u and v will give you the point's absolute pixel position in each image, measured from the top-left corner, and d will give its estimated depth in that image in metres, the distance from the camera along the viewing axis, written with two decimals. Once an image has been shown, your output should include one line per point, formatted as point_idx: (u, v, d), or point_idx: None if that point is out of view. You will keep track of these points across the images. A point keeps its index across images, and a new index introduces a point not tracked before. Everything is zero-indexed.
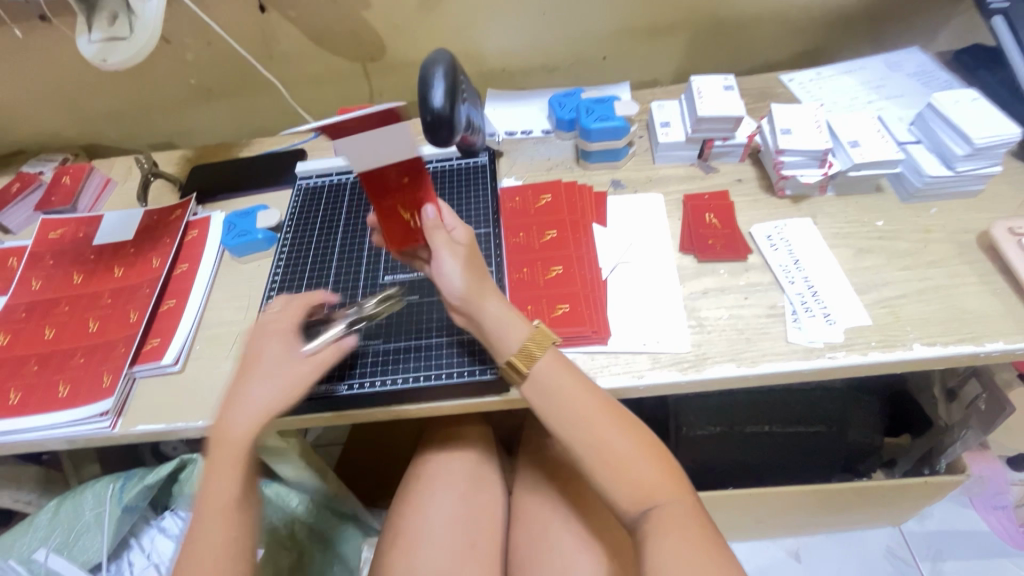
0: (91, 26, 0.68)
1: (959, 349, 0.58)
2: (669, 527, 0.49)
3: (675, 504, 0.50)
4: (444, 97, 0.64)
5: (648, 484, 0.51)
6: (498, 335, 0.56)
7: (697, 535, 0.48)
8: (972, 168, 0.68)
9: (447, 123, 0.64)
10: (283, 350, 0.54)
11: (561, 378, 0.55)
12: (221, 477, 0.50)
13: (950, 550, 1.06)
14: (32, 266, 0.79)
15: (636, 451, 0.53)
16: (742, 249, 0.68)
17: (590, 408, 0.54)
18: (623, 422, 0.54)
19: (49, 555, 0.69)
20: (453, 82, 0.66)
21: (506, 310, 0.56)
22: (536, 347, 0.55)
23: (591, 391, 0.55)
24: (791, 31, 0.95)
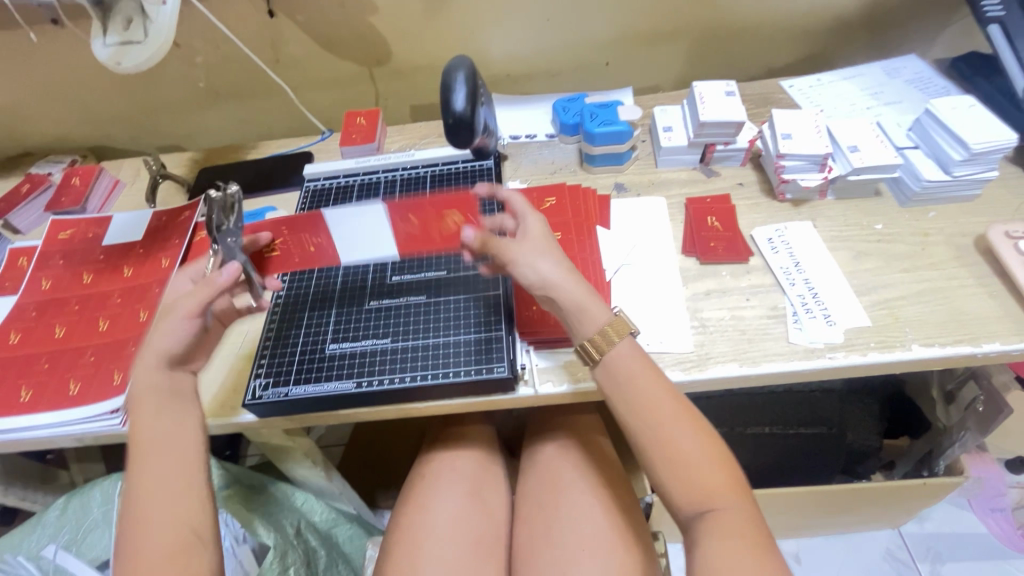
0: (107, 30, 0.69)
1: (957, 349, 0.59)
2: (729, 534, 0.47)
3: (735, 510, 0.48)
4: (466, 100, 0.66)
5: (708, 487, 0.49)
6: (576, 320, 0.56)
7: (753, 545, 0.47)
8: (969, 173, 0.69)
9: (470, 126, 0.66)
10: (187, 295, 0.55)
11: (633, 369, 0.54)
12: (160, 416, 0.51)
13: (949, 552, 1.06)
14: (42, 266, 0.80)
15: (702, 452, 0.50)
16: (743, 251, 0.70)
17: (657, 399, 0.52)
18: (692, 419, 0.52)
19: (57, 551, 0.68)
20: (475, 86, 0.68)
21: (585, 295, 0.56)
22: (615, 333, 0.55)
23: (661, 383, 0.54)
24: (791, 38, 0.97)
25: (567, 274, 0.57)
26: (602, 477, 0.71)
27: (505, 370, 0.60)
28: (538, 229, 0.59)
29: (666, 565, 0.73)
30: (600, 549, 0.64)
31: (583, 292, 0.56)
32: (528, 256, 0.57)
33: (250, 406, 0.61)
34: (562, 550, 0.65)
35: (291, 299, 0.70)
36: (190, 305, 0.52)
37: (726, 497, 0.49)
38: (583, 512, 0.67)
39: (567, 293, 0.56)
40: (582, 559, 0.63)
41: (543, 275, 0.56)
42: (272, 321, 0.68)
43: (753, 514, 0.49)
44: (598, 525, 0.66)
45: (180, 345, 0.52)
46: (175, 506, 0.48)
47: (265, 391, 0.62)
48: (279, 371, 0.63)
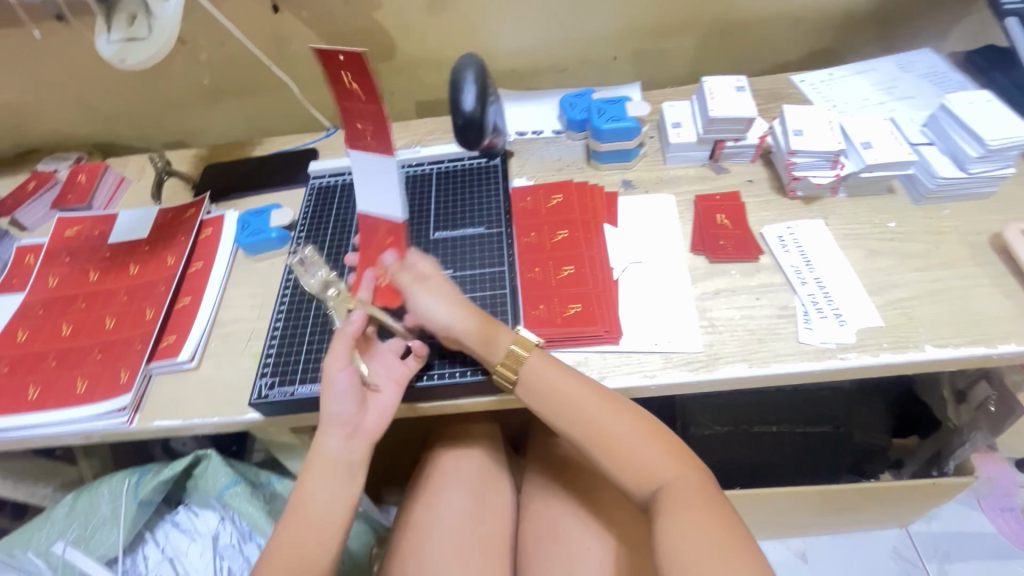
0: (110, 27, 0.68)
1: (971, 350, 0.58)
2: (676, 505, 0.50)
3: (682, 481, 0.52)
4: (478, 99, 0.69)
5: (649, 466, 0.53)
6: (481, 348, 0.58)
7: (704, 509, 0.49)
8: (985, 170, 0.68)
9: (480, 122, 0.70)
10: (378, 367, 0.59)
11: (549, 374, 0.57)
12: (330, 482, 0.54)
13: (957, 551, 1.06)
14: (49, 263, 0.80)
15: (639, 435, 0.54)
16: (754, 250, 0.68)
17: (581, 397, 0.56)
18: (622, 409, 0.56)
19: (66, 548, 0.71)
20: (488, 86, 0.71)
21: (480, 322, 0.59)
22: (522, 351, 0.58)
23: (582, 381, 0.57)
24: (802, 32, 0.95)
25: (459, 311, 0.59)
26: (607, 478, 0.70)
27: None
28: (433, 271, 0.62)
29: None
30: (605, 551, 0.64)
31: (480, 320, 0.59)
32: (417, 288, 0.60)
33: (257, 404, 0.61)
34: (563, 550, 0.65)
35: (297, 299, 0.70)
36: (337, 358, 0.55)
37: (668, 471, 0.52)
38: (589, 510, 0.67)
39: (467, 328, 0.58)
40: (587, 559, 0.63)
41: (433, 317, 0.59)
42: (278, 321, 0.68)
43: (700, 479, 0.52)
44: (602, 526, 0.66)
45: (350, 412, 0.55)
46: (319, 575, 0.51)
47: (271, 391, 0.62)
48: (285, 371, 0.63)
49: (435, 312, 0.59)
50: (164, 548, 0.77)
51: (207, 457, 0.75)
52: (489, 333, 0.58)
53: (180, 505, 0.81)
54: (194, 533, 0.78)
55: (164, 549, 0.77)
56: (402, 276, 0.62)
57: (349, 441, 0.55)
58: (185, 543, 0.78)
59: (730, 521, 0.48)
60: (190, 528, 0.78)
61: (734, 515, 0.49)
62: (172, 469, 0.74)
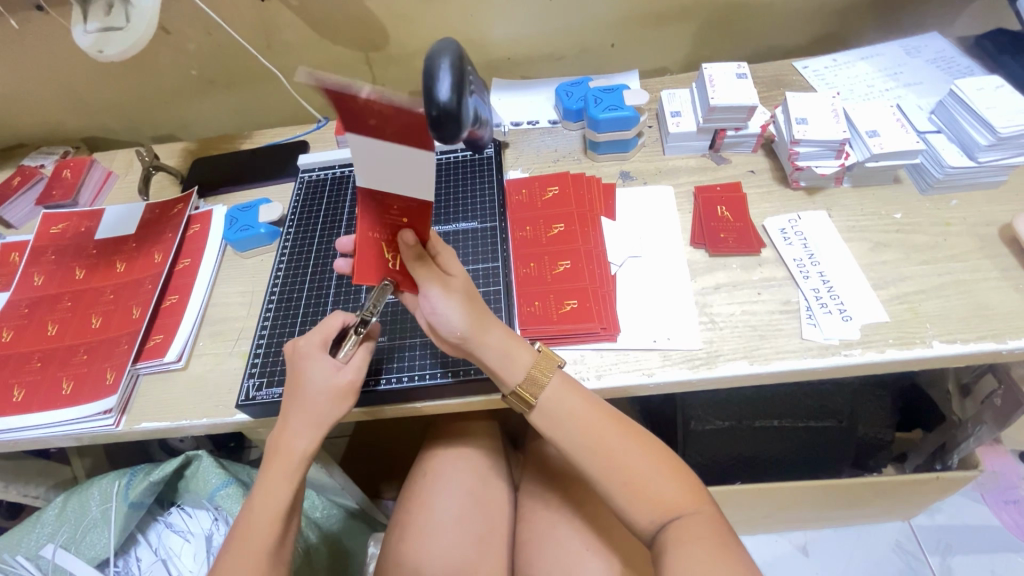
0: (87, 16, 0.66)
1: (980, 346, 0.56)
2: (692, 540, 0.48)
3: (697, 516, 0.50)
4: (452, 87, 0.38)
5: (667, 499, 0.51)
6: (502, 368, 0.54)
7: (718, 546, 0.48)
8: (995, 158, 0.65)
9: (460, 124, 0.39)
10: (329, 367, 0.53)
11: (572, 404, 0.54)
12: (266, 495, 0.52)
13: (960, 545, 1.04)
14: (34, 262, 0.78)
15: (657, 469, 0.52)
16: (756, 242, 0.67)
17: (602, 428, 0.54)
18: (638, 440, 0.54)
19: (57, 551, 0.71)
20: (464, 72, 0.41)
21: (508, 339, 0.55)
22: (542, 373, 0.55)
23: (603, 411, 0.55)
24: (806, 17, 0.92)
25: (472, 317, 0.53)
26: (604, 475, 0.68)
27: None
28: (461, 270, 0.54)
29: None
30: (604, 549, 0.63)
31: (508, 338, 0.55)
32: (452, 295, 0.52)
33: (243, 406, 0.59)
34: (560, 550, 0.64)
35: (284, 298, 0.68)
36: (315, 353, 0.54)
37: (684, 505, 0.51)
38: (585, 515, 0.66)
39: (489, 352, 0.54)
40: (587, 557, 0.62)
41: (453, 324, 0.53)
42: (265, 321, 0.66)
43: (713, 515, 0.51)
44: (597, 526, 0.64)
45: (312, 408, 0.53)
46: None
47: (259, 392, 0.60)
48: (272, 371, 0.61)
49: (454, 320, 0.53)
50: (157, 550, 0.76)
51: (199, 457, 0.75)
52: (483, 324, 0.54)
53: (173, 506, 0.80)
54: (185, 535, 0.77)
55: (156, 550, 0.76)
56: (423, 271, 0.51)
57: (312, 436, 0.53)
58: (177, 544, 0.77)
59: (743, 562, 0.47)
60: (182, 529, 0.77)
61: (744, 553, 0.48)
62: (164, 469, 0.73)
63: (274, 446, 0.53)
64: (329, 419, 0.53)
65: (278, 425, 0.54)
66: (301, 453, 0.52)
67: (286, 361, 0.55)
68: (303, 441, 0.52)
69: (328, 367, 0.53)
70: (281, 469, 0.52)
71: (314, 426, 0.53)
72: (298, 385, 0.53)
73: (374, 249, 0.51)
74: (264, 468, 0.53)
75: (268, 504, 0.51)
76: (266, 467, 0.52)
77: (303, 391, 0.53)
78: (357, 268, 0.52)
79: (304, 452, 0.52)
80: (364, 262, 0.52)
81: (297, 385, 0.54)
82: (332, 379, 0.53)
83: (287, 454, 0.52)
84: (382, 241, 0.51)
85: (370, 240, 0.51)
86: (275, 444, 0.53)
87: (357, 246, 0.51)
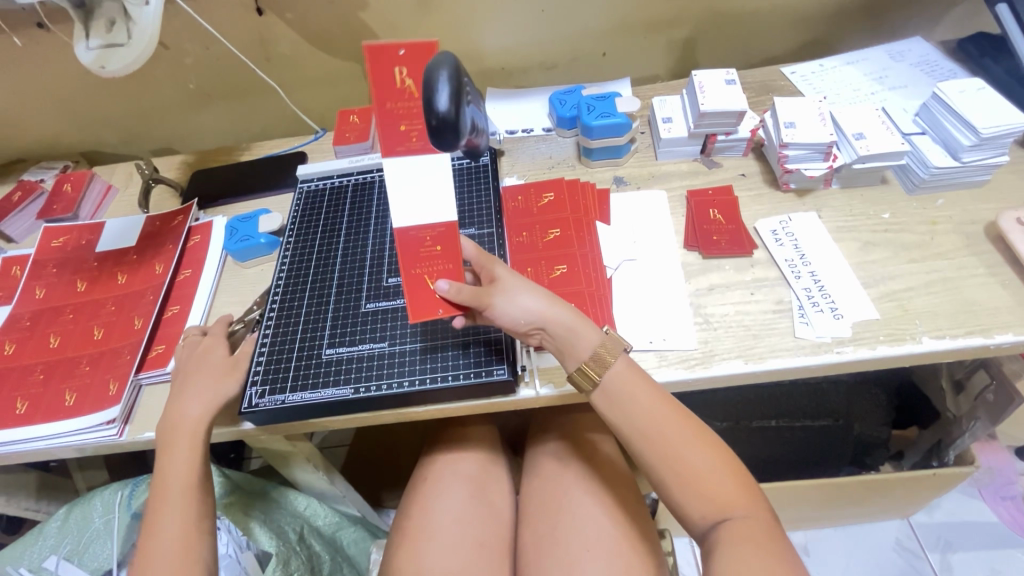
0: (89, 34, 0.68)
1: (968, 341, 0.57)
2: (743, 540, 0.47)
3: (749, 518, 0.49)
4: (451, 99, 0.44)
5: (720, 497, 0.49)
6: (569, 344, 0.55)
7: (769, 549, 0.47)
8: (978, 158, 0.67)
9: (457, 132, 0.45)
10: (218, 351, 0.63)
11: (632, 394, 0.54)
12: (176, 459, 0.56)
13: (958, 541, 1.05)
14: (35, 275, 0.78)
15: (713, 464, 0.51)
16: (747, 244, 0.68)
17: (661, 423, 0.52)
18: (699, 436, 0.52)
19: (60, 563, 0.71)
20: (461, 82, 0.46)
21: (575, 318, 0.56)
22: (609, 355, 0.54)
23: (664, 402, 0.53)
24: (792, 24, 0.95)
25: (546, 305, 0.55)
26: (605, 473, 0.69)
27: (505, 372, 0.59)
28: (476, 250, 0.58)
29: (673, 562, 0.76)
30: (607, 551, 0.62)
31: (574, 316, 0.56)
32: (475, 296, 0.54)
33: (246, 413, 0.59)
34: (571, 549, 0.63)
35: (285, 305, 0.69)
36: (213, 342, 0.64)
37: (737, 505, 0.49)
38: (589, 513, 0.65)
39: (560, 321, 0.55)
40: (587, 560, 0.61)
41: (520, 315, 0.55)
42: (266, 330, 0.66)
43: (765, 517, 0.49)
44: (603, 528, 0.64)
45: (203, 384, 0.59)
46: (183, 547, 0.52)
47: (261, 399, 0.60)
48: (274, 379, 0.62)
49: (531, 308, 0.55)
50: None
51: None
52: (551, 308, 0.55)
53: None
54: None
55: None
56: (464, 293, 0.54)
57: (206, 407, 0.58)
58: None
59: (792, 567, 0.46)
60: None
61: (795, 558, 0.47)
62: None
63: (167, 423, 0.57)
64: (226, 393, 0.59)
65: (173, 398, 0.59)
66: (194, 420, 0.57)
67: (180, 358, 0.63)
68: (195, 409, 0.57)
69: (220, 351, 0.63)
70: (182, 435, 0.56)
71: (206, 395, 0.58)
72: (195, 366, 0.61)
73: (424, 284, 0.56)
74: (163, 443, 0.57)
75: (182, 464, 0.55)
76: (165, 438, 0.56)
77: (199, 370, 0.61)
78: (411, 308, 0.55)
79: (195, 418, 0.57)
80: (420, 301, 0.56)
81: (191, 372, 0.61)
82: (221, 359, 0.62)
83: (181, 425, 0.57)
84: (426, 275, 0.56)
85: (416, 278, 0.56)
86: (167, 422, 0.57)
87: (405, 289, 0.56)
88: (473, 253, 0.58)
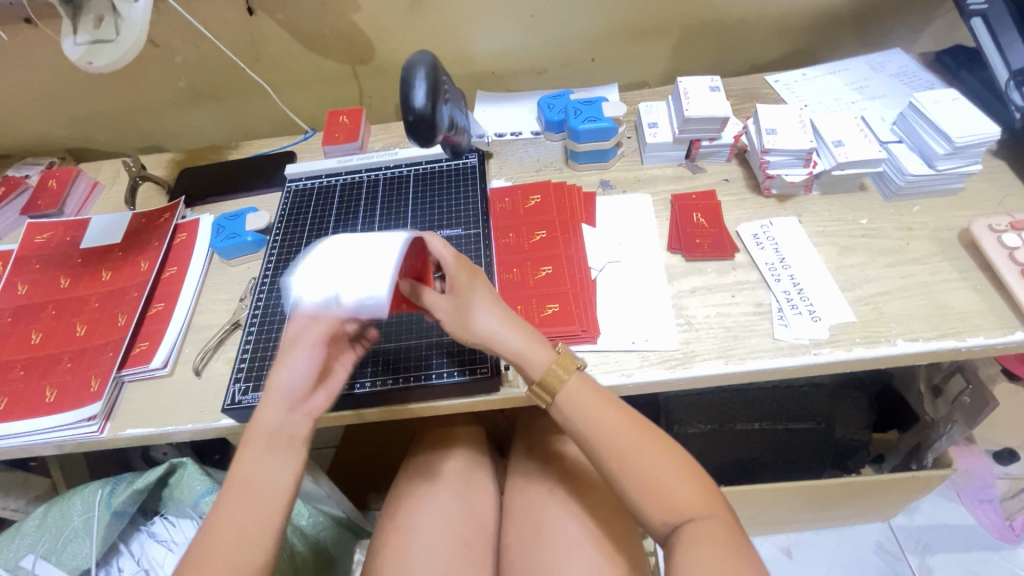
0: (77, 29, 0.68)
1: (940, 344, 0.59)
2: (701, 542, 0.48)
3: (710, 521, 0.49)
4: (426, 96, 0.56)
5: (680, 504, 0.50)
6: (524, 361, 0.55)
7: (729, 551, 0.48)
8: (952, 166, 0.69)
9: (431, 123, 0.57)
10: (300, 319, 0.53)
11: (592, 406, 0.54)
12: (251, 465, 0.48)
13: (937, 543, 1.07)
14: (18, 271, 0.78)
15: (673, 472, 0.51)
16: (729, 248, 0.69)
17: (621, 431, 0.53)
18: (658, 444, 0.53)
19: (37, 561, 0.70)
20: (437, 82, 0.59)
21: (523, 341, 0.56)
22: (563, 370, 0.55)
23: (620, 414, 0.54)
24: (777, 34, 0.97)
25: (510, 332, 0.56)
26: (590, 473, 0.70)
27: (488, 371, 0.60)
28: (453, 260, 0.57)
29: (654, 563, 0.77)
30: (589, 554, 0.62)
31: (523, 339, 0.56)
32: (442, 302, 0.57)
33: (229, 410, 0.59)
34: (546, 552, 0.63)
35: (271, 303, 0.69)
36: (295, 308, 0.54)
37: (698, 511, 0.50)
38: (570, 512, 0.66)
39: (507, 344, 0.56)
40: (570, 560, 0.61)
41: (470, 331, 0.56)
42: (251, 327, 0.67)
43: (727, 521, 0.50)
44: (586, 529, 0.64)
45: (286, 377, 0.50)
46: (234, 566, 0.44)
47: (244, 396, 0.60)
48: (258, 376, 0.62)
49: (484, 323, 0.56)
50: (139, 560, 0.76)
51: (183, 464, 0.76)
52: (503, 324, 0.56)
53: (157, 516, 0.79)
54: (168, 543, 0.76)
55: (139, 560, 0.75)
56: (424, 298, 0.57)
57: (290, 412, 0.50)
58: (160, 553, 0.76)
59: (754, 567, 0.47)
60: (165, 538, 0.77)
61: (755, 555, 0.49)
62: (147, 478, 0.74)
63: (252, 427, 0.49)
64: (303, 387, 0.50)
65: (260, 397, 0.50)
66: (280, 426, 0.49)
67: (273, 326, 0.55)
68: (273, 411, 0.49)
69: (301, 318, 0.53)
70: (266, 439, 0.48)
71: (311, 363, 0.51)
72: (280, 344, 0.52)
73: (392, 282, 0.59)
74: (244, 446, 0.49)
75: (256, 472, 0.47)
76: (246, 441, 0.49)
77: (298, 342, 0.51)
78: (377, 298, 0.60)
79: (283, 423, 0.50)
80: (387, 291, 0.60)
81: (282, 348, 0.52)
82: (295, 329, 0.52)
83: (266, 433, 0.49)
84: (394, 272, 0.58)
85: None
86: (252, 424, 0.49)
87: None
88: (449, 258, 0.57)
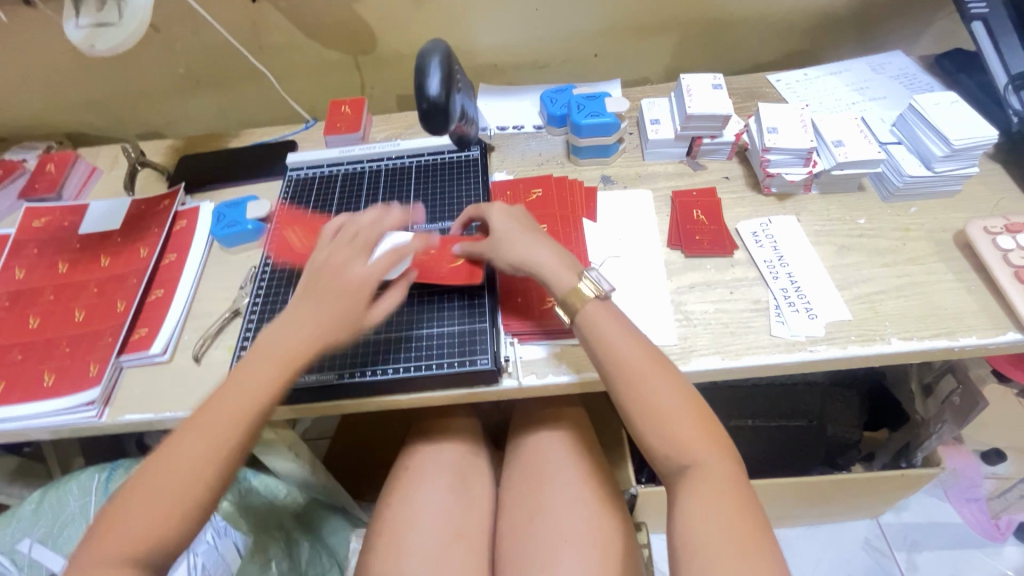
0: (78, 12, 0.67)
1: (934, 343, 0.60)
2: (705, 489, 0.48)
3: (716, 467, 0.49)
4: (440, 84, 0.57)
5: (688, 444, 0.50)
6: (551, 279, 0.59)
7: (733, 499, 0.47)
8: (950, 168, 0.70)
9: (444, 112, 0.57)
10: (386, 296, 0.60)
11: (615, 337, 0.55)
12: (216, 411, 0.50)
13: (924, 541, 1.08)
14: (16, 255, 0.77)
15: (685, 412, 0.51)
16: (729, 245, 0.70)
17: (639, 365, 0.53)
18: (675, 383, 0.53)
19: (33, 545, 0.70)
20: (450, 69, 0.59)
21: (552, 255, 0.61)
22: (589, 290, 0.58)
23: (641, 349, 0.54)
24: (779, 33, 0.97)
25: (540, 247, 0.61)
26: (586, 465, 0.71)
27: (488, 362, 0.60)
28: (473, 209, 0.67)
29: (647, 555, 0.77)
30: (583, 546, 0.63)
31: (552, 253, 0.61)
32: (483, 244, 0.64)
33: None
34: (540, 546, 0.64)
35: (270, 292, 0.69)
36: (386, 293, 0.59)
37: (706, 453, 0.49)
38: (567, 504, 0.66)
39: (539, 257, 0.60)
40: (564, 554, 0.62)
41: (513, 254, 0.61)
42: (251, 316, 0.67)
43: (733, 474, 0.49)
44: (581, 521, 0.65)
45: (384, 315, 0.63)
46: (168, 512, 0.46)
47: None
48: None
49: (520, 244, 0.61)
50: None
51: None
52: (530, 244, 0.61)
53: None
54: None
55: None
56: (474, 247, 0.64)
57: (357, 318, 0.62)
58: None
59: (757, 521, 0.46)
60: None
61: None
62: None
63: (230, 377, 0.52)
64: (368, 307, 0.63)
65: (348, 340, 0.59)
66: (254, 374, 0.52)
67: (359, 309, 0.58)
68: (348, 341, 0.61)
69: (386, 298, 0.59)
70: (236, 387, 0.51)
71: None
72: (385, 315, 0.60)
73: (453, 268, 0.65)
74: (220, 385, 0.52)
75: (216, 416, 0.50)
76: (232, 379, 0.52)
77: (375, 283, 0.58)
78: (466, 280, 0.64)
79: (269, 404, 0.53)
80: (462, 274, 0.64)
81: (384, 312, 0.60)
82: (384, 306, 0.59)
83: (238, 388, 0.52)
84: (443, 259, 0.65)
85: (449, 270, 0.65)
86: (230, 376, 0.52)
87: (453, 280, 0.64)
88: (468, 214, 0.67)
